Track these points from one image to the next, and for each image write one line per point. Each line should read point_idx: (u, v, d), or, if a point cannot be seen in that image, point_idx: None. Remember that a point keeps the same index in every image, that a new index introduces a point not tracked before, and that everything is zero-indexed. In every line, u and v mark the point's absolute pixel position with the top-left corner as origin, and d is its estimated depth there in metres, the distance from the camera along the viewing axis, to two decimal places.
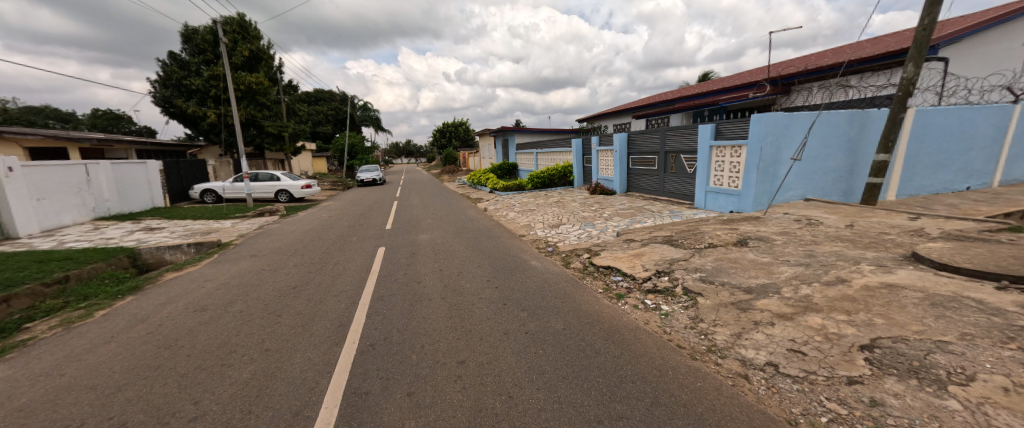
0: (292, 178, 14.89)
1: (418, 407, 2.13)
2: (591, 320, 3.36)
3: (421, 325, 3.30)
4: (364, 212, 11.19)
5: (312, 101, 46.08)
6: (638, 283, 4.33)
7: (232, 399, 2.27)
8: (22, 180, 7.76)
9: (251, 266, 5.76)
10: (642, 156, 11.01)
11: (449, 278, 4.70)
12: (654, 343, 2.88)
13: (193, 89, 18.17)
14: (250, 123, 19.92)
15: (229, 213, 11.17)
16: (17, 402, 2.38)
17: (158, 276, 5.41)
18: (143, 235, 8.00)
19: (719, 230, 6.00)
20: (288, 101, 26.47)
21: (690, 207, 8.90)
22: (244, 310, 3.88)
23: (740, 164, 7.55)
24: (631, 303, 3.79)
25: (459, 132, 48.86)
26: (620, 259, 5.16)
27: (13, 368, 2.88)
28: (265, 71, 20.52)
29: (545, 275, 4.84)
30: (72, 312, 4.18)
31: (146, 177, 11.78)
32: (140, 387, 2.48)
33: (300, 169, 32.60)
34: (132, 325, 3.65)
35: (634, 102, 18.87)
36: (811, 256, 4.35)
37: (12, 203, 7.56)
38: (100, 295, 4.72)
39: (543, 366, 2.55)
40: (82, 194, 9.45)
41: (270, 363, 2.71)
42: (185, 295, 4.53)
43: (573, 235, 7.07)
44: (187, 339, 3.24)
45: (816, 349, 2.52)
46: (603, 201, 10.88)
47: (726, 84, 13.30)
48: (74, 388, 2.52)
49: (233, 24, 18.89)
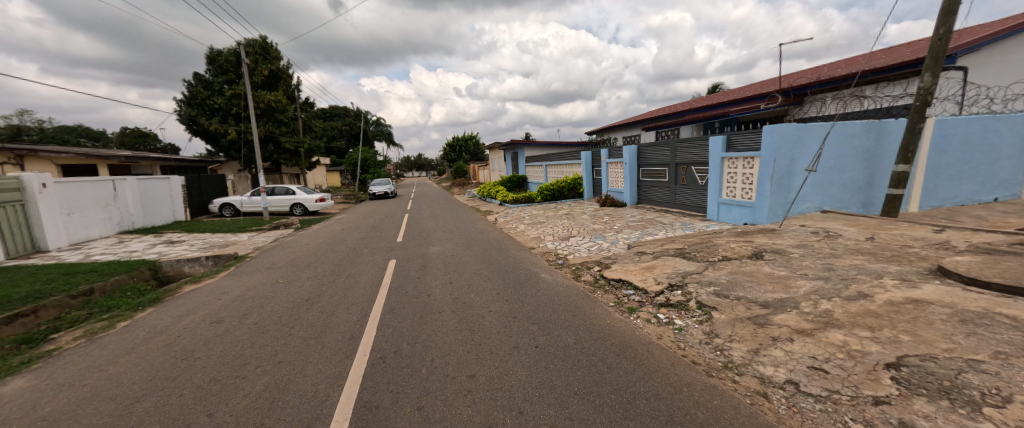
0: (307, 192, 15.28)
1: (427, 422, 2.12)
2: (602, 334, 3.32)
3: (431, 338, 3.31)
4: (376, 225, 11.35)
5: (326, 117, 47.34)
6: (650, 296, 4.27)
7: (245, 411, 2.30)
8: (53, 196, 8.14)
9: (266, 278, 5.86)
10: (652, 168, 10.96)
11: (459, 291, 4.71)
12: (668, 360, 2.81)
13: (216, 108, 19.02)
14: (269, 140, 20.67)
15: (246, 227, 11.44)
16: (42, 411, 2.45)
17: (178, 289, 5.53)
18: (165, 248, 8.26)
19: (733, 242, 5.88)
20: (304, 118, 27.39)
21: (702, 219, 8.75)
22: (258, 322, 3.94)
23: (753, 175, 7.43)
24: (644, 318, 3.72)
25: (469, 145, 49.85)
26: (631, 272, 5.10)
27: (40, 378, 2.98)
28: (284, 90, 21.33)
29: (556, 288, 4.81)
30: (96, 323, 4.31)
31: (170, 192, 12.23)
32: (157, 398, 2.53)
33: (315, 183, 33.41)
34: (151, 337, 3.74)
35: (643, 115, 18.90)
36: (831, 270, 4.23)
37: (44, 218, 7.92)
38: (122, 306, 4.87)
39: (554, 381, 2.51)
40: (109, 209, 9.83)
41: (282, 376, 2.73)
42: (203, 307, 4.64)
43: (584, 248, 7.03)
44: (204, 350, 3.31)
45: (838, 367, 2.43)
46: (614, 213, 10.82)
47: (738, 95, 13.22)
48: (94, 398, 2.58)
49: (255, 46, 19.79)
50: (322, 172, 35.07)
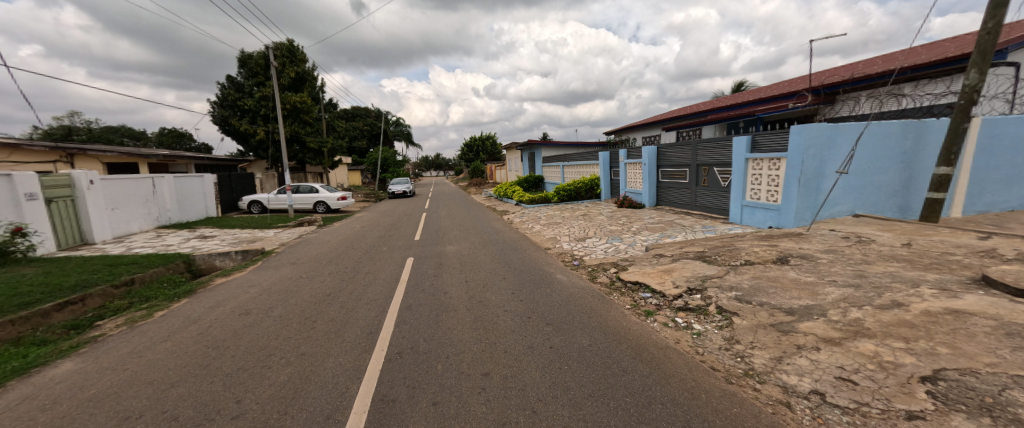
0: (329, 190, 15.77)
1: (443, 417, 2.16)
2: (618, 337, 3.28)
3: (446, 335, 3.36)
4: (394, 223, 11.59)
5: (349, 118, 48.69)
6: (668, 300, 4.18)
7: (271, 399, 2.40)
8: (99, 192, 8.71)
9: (290, 273, 6.09)
10: (673, 169, 10.72)
11: (474, 290, 4.76)
12: (685, 364, 2.75)
13: (246, 109, 19.88)
14: (295, 140, 21.40)
15: (272, 223, 11.89)
16: (88, 392, 2.64)
17: (209, 281, 5.83)
18: (199, 242, 8.71)
19: (757, 246, 5.68)
20: (328, 119, 28.34)
21: (725, 222, 8.49)
22: (283, 315, 4.11)
23: (780, 177, 7.15)
24: (661, 321, 3.65)
25: (486, 145, 50.23)
26: (649, 275, 5.01)
27: (87, 361, 3.21)
28: (309, 91, 22.07)
29: (571, 289, 4.78)
30: (136, 312, 4.59)
31: (203, 189, 12.87)
32: (191, 384, 2.68)
33: (337, 182, 34.43)
34: (185, 326, 3.96)
35: (663, 114, 18.52)
36: (862, 277, 4.03)
37: (91, 213, 8.46)
38: (160, 296, 5.17)
39: (568, 382, 2.51)
40: (148, 205, 10.44)
41: (304, 367, 2.84)
42: (232, 299, 4.87)
43: (600, 249, 6.97)
44: (233, 340, 3.48)
45: (868, 379, 2.32)
46: (632, 214, 10.64)
47: (764, 94, 12.76)
48: (134, 382, 2.76)
49: (282, 49, 20.47)
50: (343, 171, 36.09)
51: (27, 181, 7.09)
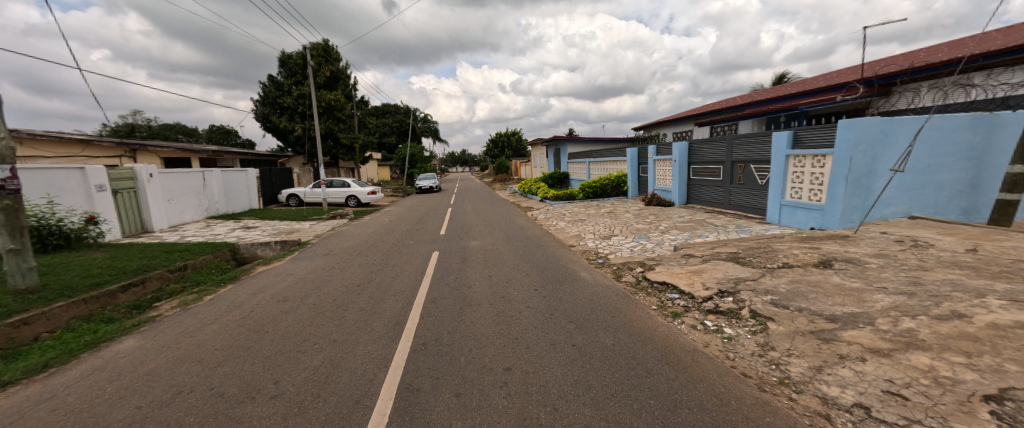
0: (360, 185, 16.36)
1: (465, 409, 2.19)
2: (643, 338, 3.20)
3: (469, 329, 3.41)
4: (421, 218, 11.87)
5: (379, 114, 50.17)
6: (697, 302, 4.03)
7: (305, 382, 2.54)
8: (158, 184, 9.49)
9: (324, 264, 6.39)
10: (706, 166, 10.28)
11: (497, 285, 4.79)
12: (714, 369, 2.65)
13: (285, 107, 20.94)
14: (329, 136, 22.33)
15: (308, 216, 12.49)
16: (148, 367, 2.90)
17: (251, 269, 6.23)
18: (242, 232, 9.31)
19: (796, 249, 5.36)
20: (360, 116, 29.33)
21: (761, 222, 8.06)
22: (317, 303, 4.32)
23: (824, 175, 6.68)
24: (689, 324, 3.53)
25: (512, 141, 50.26)
26: (677, 275, 4.85)
27: (147, 338, 3.53)
28: (343, 89, 22.92)
29: (595, 287, 4.71)
30: (188, 295, 4.98)
31: (247, 183, 13.72)
32: (235, 364, 2.88)
33: (367, 177, 35.66)
34: (230, 310, 4.26)
35: (696, 109, 17.78)
36: (916, 284, 3.71)
37: (150, 204, 9.24)
38: (209, 282, 5.58)
39: (590, 381, 2.48)
40: (199, 197, 11.25)
41: (336, 354, 2.98)
42: (272, 286, 5.17)
43: (626, 248, 6.82)
44: (272, 325, 3.70)
45: (921, 395, 2.13)
46: (660, 213, 10.32)
47: (809, 86, 11.94)
48: (186, 359, 3.00)
49: (319, 49, 21.42)
50: (373, 167, 37.32)
51: (98, 174, 7.85)
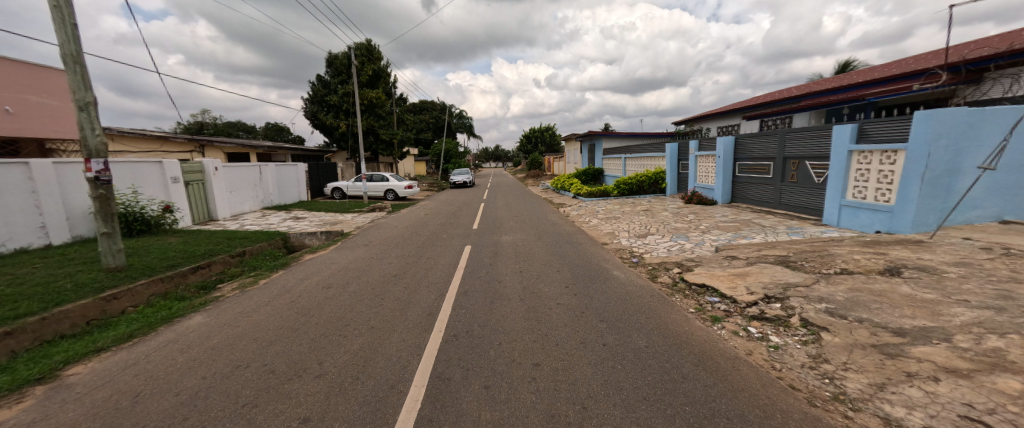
0: (398, 179, 16.97)
1: (494, 401, 2.21)
2: (679, 342, 3.05)
3: (500, 323, 3.43)
4: (454, 212, 12.11)
5: (417, 111, 51.66)
6: (740, 307, 3.78)
7: (345, 364, 2.68)
8: (222, 177, 10.40)
9: (363, 254, 6.70)
10: (754, 162, 9.61)
11: (528, 281, 4.79)
12: (758, 379, 2.47)
13: (331, 105, 22.12)
14: (370, 132, 23.34)
15: (350, 208, 13.16)
16: (210, 342, 3.20)
17: (300, 257, 6.67)
18: (291, 222, 9.98)
19: (857, 254, 4.87)
20: (399, 112, 30.35)
21: (816, 224, 7.41)
22: (357, 291, 4.55)
23: (895, 173, 5.96)
24: (731, 329, 3.32)
25: (546, 137, 49.85)
26: (718, 278, 4.59)
27: (209, 316, 3.89)
28: (383, 87, 23.81)
29: (629, 287, 4.57)
30: (245, 279, 5.43)
31: (297, 176, 14.69)
32: (283, 343, 3.09)
33: (405, 172, 36.97)
34: (281, 293, 4.59)
35: (745, 101, 16.64)
36: (1007, 298, 3.23)
37: (216, 194, 10.15)
38: (262, 267, 6.05)
39: (621, 382, 2.41)
40: (256, 189, 12.20)
41: (373, 340, 3.11)
42: (316, 273, 5.51)
43: (662, 247, 6.55)
44: (316, 309, 3.94)
45: (1009, 423, 1.86)
46: (701, 211, 9.80)
47: (879, 74, 10.77)
48: (242, 336, 3.27)
49: (362, 49, 22.47)
50: (411, 162, 38.61)
51: (172, 167, 8.74)
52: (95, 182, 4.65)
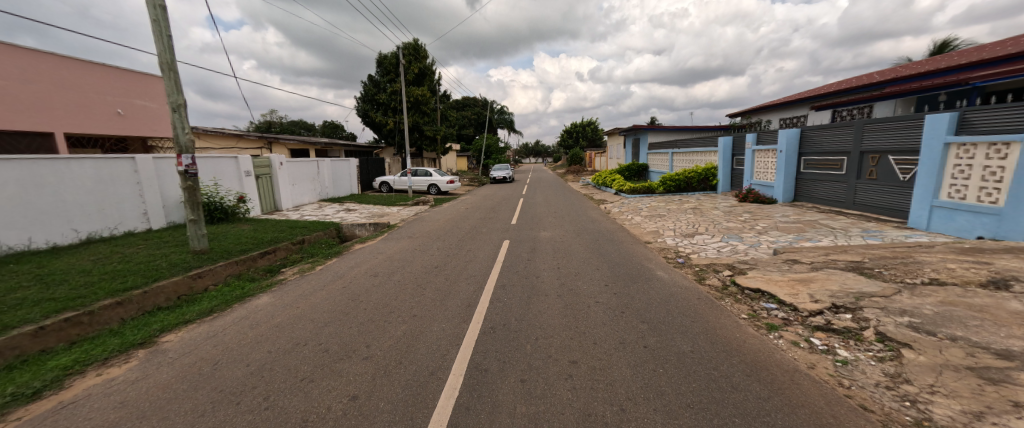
0: (440, 174, 17.50)
1: (529, 395, 2.20)
2: (729, 349, 2.85)
3: (537, 318, 3.42)
4: (494, 207, 12.25)
5: (460, 107, 52.79)
6: (801, 316, 3.45)
7: (389, 349, 2.82)
8: (285, 171, 11.35)
9: (407, 245, 7.00)
10: (823, 158, 8.71)
11: (566, 277, 4.73)
12: (822, 396, 2.24)
13: (381, 103, 23.27)
14: (416, 129, 24.26)
15: (396, 201, 13.80)
16: (274, 320, 3.52)
17: (351, 246, 7.12)
18: (344, 214, 10.67)
19: (950, 262, 4.24)
20: (442, 109, 31.22)
21: (898, 227, 6.55)
22: (401, 280, 4.77)
23: (1005, 169, 5.11)
24: (789, 339, 3.05)
25: (588, 132, 48.73)
26: (776, 283, 4.22)
27: (273, 297, 4.28)
28: (428, 85, 24.58)
29: (673, 288, 4.35)
30: (303, 264, 5.90)
31: (349, 171, 15.66)
32: (335, 325, 3.32)
33: (447, 167, 38.06)
34: (334, 279, 4.94)
35: (814, 90, 15.07)
36: None
37: (280, 186, 11.10)
38: (318, 254, 6.54)
39: (663, 387, 2.30)
40: (314, 182, 13.18)
41: (415, 327, 3.24)
42: (365, 262, 5.85)
43: (712, 248, 6.16)
44: (364, 296, 4.19)
45: None
46: (758, 211, 9.07)
47: (988, 54, 9.22)
48: (300, 317, 3.57)
49: (409, 48, 23.31)
50: (453, 157, 39.66)
51: (245, 162, 9.68)
52: (185, 175, 5.27)
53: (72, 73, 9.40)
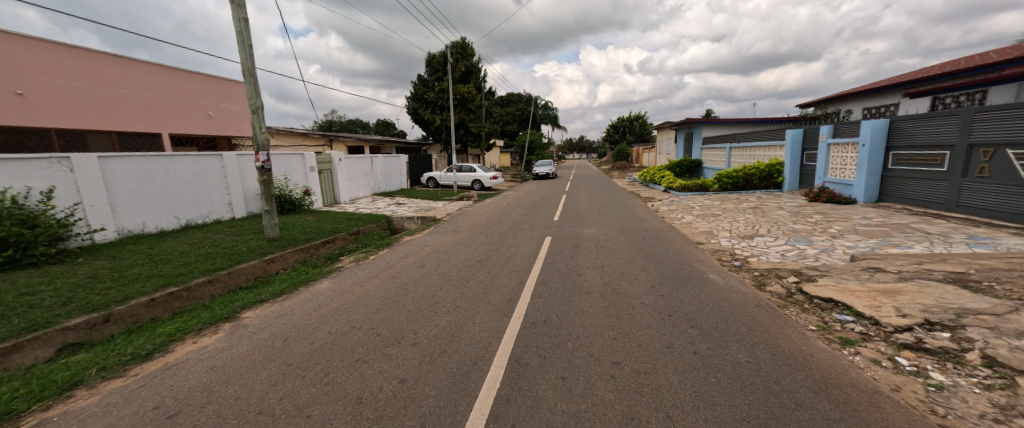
0: (484, 170, 17.80)
1: (570, 393, 2.18)
2: (792, 362, 2.60)
3: (579, 316, 3.37)
4: (537, 203, 12.23)
5: (504, 104, 53.19)
6: (882, 331, 3.06)
7: (435, 337, 2.94)
8: (343, 166, 12.21)
9: (452, 238, 7.23)
10: (917, 153, 7.62)
11: (610, 276, 4.60)
12: (907, 422, 1.97)
13: (429, 101, 24.13)
14: (461, 126, 24.87)
15: (442, 196, 14.29)
16: (333, 304, 3.83)
17: (400, 238, 7.50)
18: (394, 207, 11.26)
19: None
20: (487, 106, 31.65)
21: (1016, 234, 5.54)
22: (446, 272, 4.94)
23: None
24: (867, 357, 2.71)
25: (636, 126, 46.78)
26: (851, 293, 3.77)
27: (332, 282, 4.65)
28: (474, 82, 25.03)
29: (728, 293, 4.06)
30: (358, 254, 6.33)
31: (400, 167, 16.47)
32: (386, 312, 3.53)
33: (491, 163, 38.62)
34: (385, 269, 5.24)
35: (909, 74, 13.12)
36: None
37: (339, 181, 11.98)
38: (371, 245, 6.98)
39: (714, 397, 2.16)
40: (368, 177, 14.04)
41: (459, 318, 3.35)
42: (413, 254, 6.14)
43: (775, 251, 5.65)
44: (412, 285, 4.40)
45: None
46: (831, 212, 8.15)
47: None
48: (355, 302, 3.84)
49: (457, 47, 23.86)
50: (496, 153, 40.13)
51: (310, 158, 10.55)
52: (262, 170, 5.85)
53: (174, 82, 10.84)
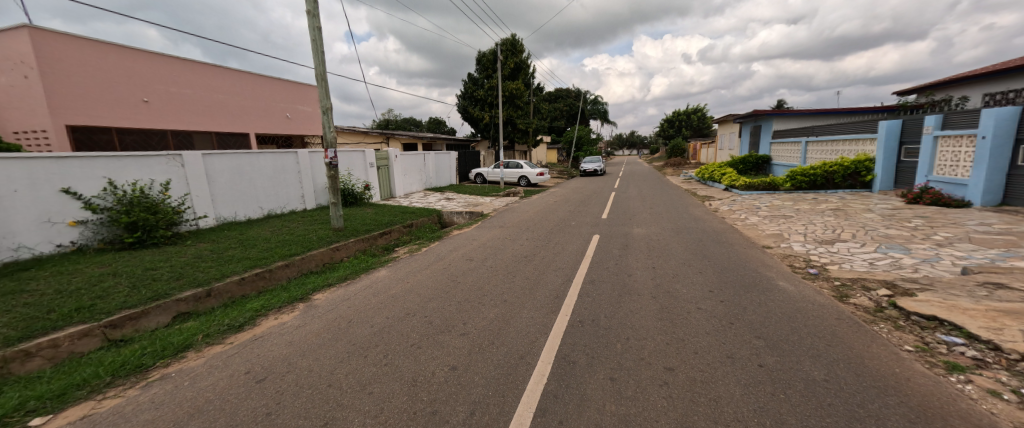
0: (531, 166, 17.81)
1: (619, 395, 2.14)
2: (879, 385, 2.30)
3: (629, 318, 3.27)
4: (585, 201, 11.98)
5: (553, 99, 52.64)
6: (1002, 358, 2.58)
7: (483, 328, 3.03)
8: (399, 162, 12.92)
9: (499, 234, 7.34)
10: None
11: (663, 278, 4.38)
12: None
13: (479, 98, 24.62)
14: (509, 122, 25.07)
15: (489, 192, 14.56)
16: (390, 291, 4.09)
17: (450, 232, 7.78)
18: (444, 202, 11.69)
19: None
20: (536, 102, 31.55)
21: None
22: (493, 266, 5.04)
23: None
24: (980, 386, 2.31)
25: (693, 120, 43.82)
26: (960, 311, 3.23)
27: (388, 271, 4.96)
28: (523, 78, 25.05)
29: (801, 303, 3.67)
30: (411, 245, 6.68)
31: (450, 163, 17.04)
32: (437, 302, 3.70)
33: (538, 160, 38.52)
34: (436, 260, 5.48)
35: None
36: None
37: (395, 176, 12.71)
38: (423, 237, 7.33)
39: (781, 414, 1.99)
40: (421, 172, 14.73)
41: (507, 312, 3.41)
42: (461, 247, 6.34)
43: (859, 259, 5.00)
44: (461, 278, 4.55)
45: None
46: (934, 216, 7.00)
47: None
48: (410, 291, 4.07)
49: (507, 44, 24.03)
50: (544, 150, 39.92)
51: (370, 155, 11.31)
52: (330, 166, 6.41)
53: (259, 87, 12.18)
